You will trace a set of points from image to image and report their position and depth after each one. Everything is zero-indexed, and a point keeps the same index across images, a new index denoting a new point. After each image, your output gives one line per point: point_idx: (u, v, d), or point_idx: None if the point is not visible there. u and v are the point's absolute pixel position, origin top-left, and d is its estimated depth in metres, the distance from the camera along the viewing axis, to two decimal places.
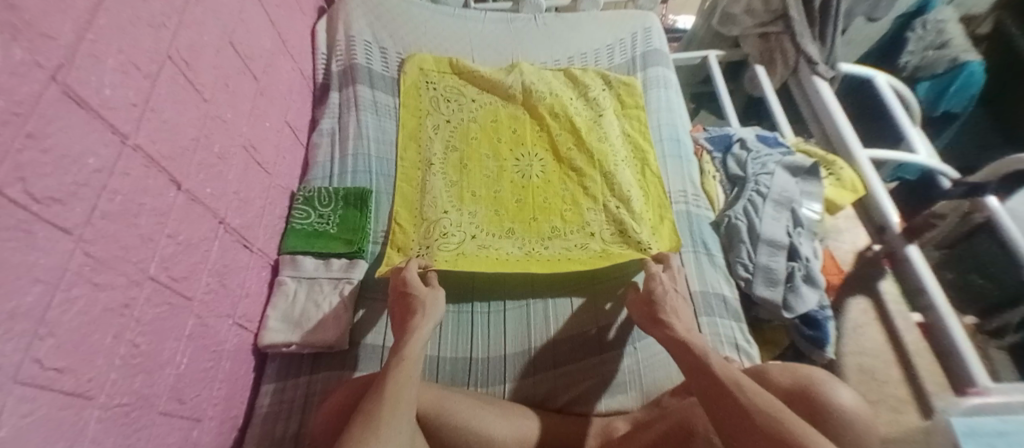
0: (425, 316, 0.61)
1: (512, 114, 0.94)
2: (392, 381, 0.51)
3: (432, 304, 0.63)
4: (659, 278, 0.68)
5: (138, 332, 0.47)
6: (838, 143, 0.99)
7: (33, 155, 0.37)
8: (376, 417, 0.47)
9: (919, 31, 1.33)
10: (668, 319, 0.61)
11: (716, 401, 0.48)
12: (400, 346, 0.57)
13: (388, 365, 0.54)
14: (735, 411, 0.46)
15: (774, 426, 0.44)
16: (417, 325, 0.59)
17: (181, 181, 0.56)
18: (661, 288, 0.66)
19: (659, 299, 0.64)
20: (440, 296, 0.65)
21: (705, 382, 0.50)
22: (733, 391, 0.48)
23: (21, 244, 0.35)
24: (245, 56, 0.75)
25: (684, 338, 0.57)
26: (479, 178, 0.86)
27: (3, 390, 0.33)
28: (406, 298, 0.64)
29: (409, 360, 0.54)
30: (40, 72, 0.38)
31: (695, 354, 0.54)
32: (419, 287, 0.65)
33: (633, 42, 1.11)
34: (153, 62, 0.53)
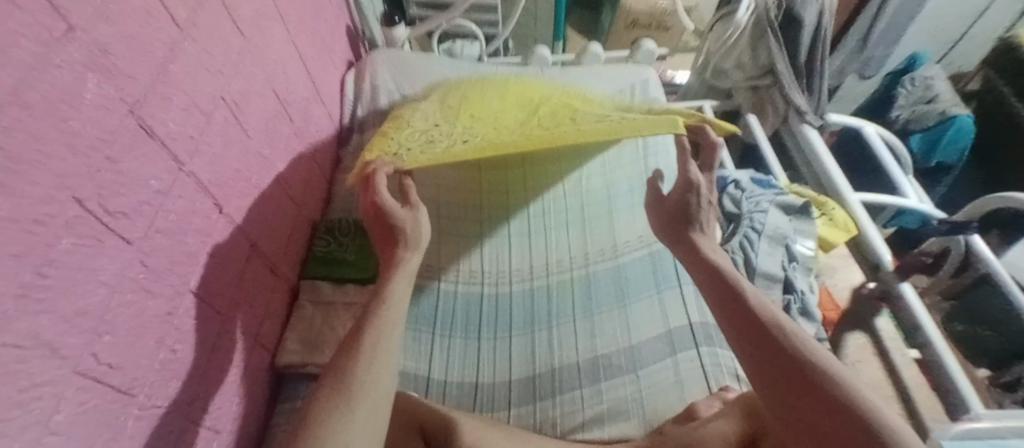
0: (409, 249, 0.65)
1: (521, 88, 1.06)
2: (379, 319, 0.53)
3: (417, 238, 0.65)
4: (699, 192, 0.66)
5: (176, 340, 0.52)
6: (829, 185, 1.04)
7: (110, 175, 0.43)
8: (359, 351, 0.49)
9: (908, 86, 1.43)
10: (695, 237, 0.64)
11: (743, 326, 0.49)
12: (388, 281, 0.59)
13: (370, 304, 0.56)
14: (758, 337, 0.47)
15: (797, 351, 0.44)
16: (401, 257, 0.63)
17: (223, 206, 0.62)
18: (696, 201, 0.66)
19: (691, 217, 0.65)
20: (420, 219, 0.68)
21: (726, 301, 0.53)
22: (763, 320, 0.48)
23: (93, 250, 0.41)
24: (284, 99, 0.84)
25: (710, 259, 0.59)
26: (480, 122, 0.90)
27: (64, 378, 0.37)
28: (389, 227, 0.67)
29: (393, 299, 0.56)
30: (122, 107, 0.45)
31: (717, 276, 0.56)
32: (397, 210, 0.67)
33: (632, 92, 1.20)
34: (209, 102, 0.61)
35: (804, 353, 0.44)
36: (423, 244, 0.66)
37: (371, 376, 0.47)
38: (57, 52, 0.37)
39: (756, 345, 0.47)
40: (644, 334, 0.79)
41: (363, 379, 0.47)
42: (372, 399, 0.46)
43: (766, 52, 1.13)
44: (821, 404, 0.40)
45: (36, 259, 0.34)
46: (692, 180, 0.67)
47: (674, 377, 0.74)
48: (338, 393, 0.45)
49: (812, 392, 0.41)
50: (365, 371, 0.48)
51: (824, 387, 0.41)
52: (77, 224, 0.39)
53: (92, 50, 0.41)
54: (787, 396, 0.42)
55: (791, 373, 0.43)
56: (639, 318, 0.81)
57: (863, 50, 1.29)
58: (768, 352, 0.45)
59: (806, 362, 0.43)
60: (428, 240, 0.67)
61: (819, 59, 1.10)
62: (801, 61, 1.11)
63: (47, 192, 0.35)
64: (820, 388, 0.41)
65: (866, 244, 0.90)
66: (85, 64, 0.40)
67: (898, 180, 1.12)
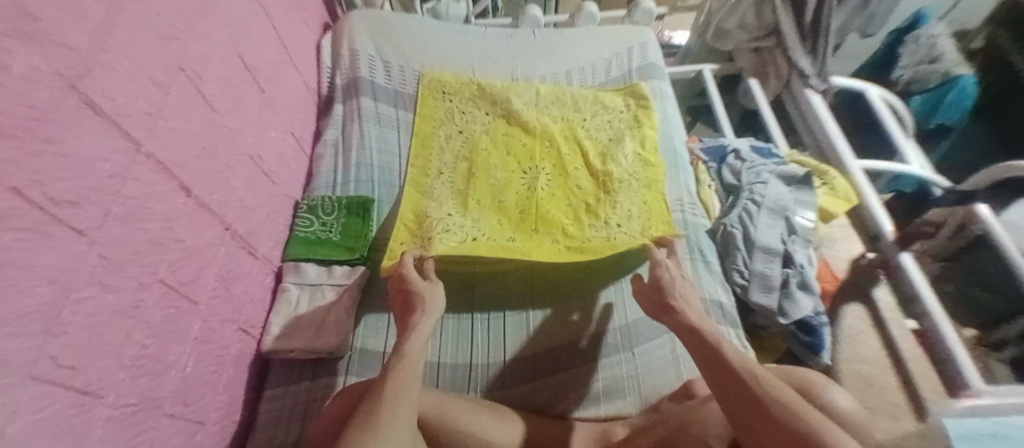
0: (425, 312, 0.61)
1: (524, 125, 0.95)
2: (398, 383, 0.51)
3: (433, 301, 0.62)
4: (664, 265, 0.67)
5: (145, 334, 0.49)
6: (831, 153, 1.01)
7: (51, 159, 0.38)
8: (388, 422, 0.48)
9: (912, 45, 1.36)
10: (676, 303, 0.61)
11: (730, 395, 0.49)
12: (402, 343, 0.56)
13: (388, 363, 0.54)
14: (753, 404, 0.47)
15: (790, 420, 0.45)
16: (417, 322, 0.59)
17: (190, 188, 0.58)
18: (667, 274, 0.65)
19: (665, 285, 0.63)
20: (438, 290, 0.65)
21: (718, 371, 0.51)
22: (749, 384, 0.49)
23: (38, 243, 0.37)
24: (252, 68, 0.77)
25: (692, 322, 0.57)
26: (486, 185, 0.86)
27: (19, 384, 0.34)
28: (407, 294, 0.64)
29: (411, 357, 0.54)
30: (59, 81, 0.40)
31: (704, 342, 0.54)
32: (418, 283, 0.65)
33: (629, 56, 1.13)
34: (165, 73, 0.55)
35: (796, 423, 0.45)
36: (438, 308, 0.62)
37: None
38: None
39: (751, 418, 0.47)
40: (642, 310, 0.77)
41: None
42: None
43: (770, 11, 1.08)
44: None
45: None
46: (654, 259, 0.68)
47: (671, 354, 0.73)
48: None
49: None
50: (387, 440, 0.46)
51: None
52: (16, 217, 0.35)
53: (16, 14, 0.36)
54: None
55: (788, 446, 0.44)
56: None
57: (865, 7, 1.22)
58: (762, 424, 0.46)
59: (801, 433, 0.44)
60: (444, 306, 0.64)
61: (827, 15, 1.02)
62: (806, 19, 1.04)
63: None
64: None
65: (867, 213, 0.89)
66: (9, 33, 0.35)
67: (899, 144, 1.09)
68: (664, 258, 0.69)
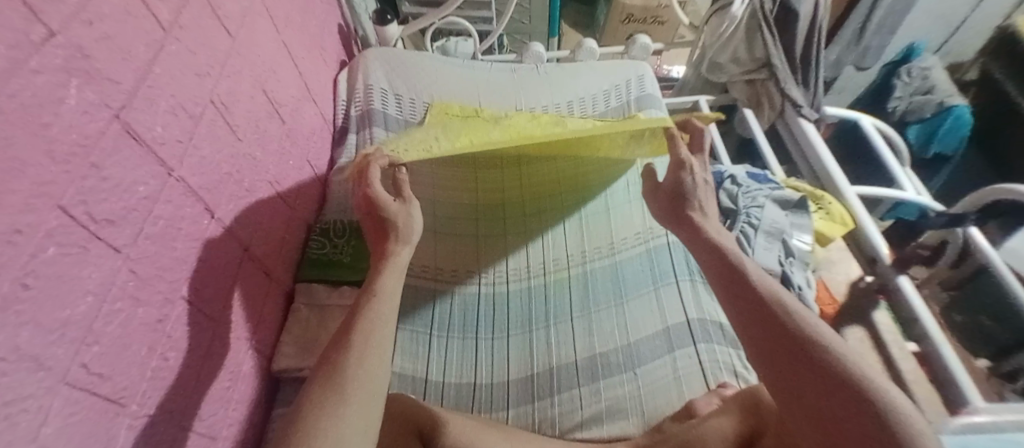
0: (400, 242, 0.64)
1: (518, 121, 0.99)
2: (370, 321, 0.52)
3: (408, 231, 0.65)
4: (689, 169, 0.65)
5: (168, 347, 0.51)
6: (826, 179, 1.04)
7: (95, 182, 0.42)
8: (349, 345, 0.49)
9: (906, 77, 1.42)
10: (693, 215, 0.63)
11: (751, 316, 0.49)
12: (377, 277, 0.59)
13: (360, 299, 0.56)
14: (771, 324, 0.47)
15: (794, 327, 0.45)
16: (393, 251, 0.63)
17: (214, 210, 0.62)
18: (690, 180, 0.65)
19: (687, 194, 0.64)
20: (412, 213, 0.66)
21: (734, 286, 0.52)
22: (772, 308, 0.48)
23: (79, 258, 0.40)
24: (274, 100, 0.83)
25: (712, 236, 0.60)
26: (482, 122, 0.91)
27: (53, 389, 0.37)
28: (381, 220, 0.65)
29: (382, 292, 0.56)
30: (105, 112, 0.44)
31: (724, 259, 0.56)
32: (388, 204, 0.65)
33: (628, 88, 1.19)
34: (197, 105, 0.60)
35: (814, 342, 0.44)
36: (414, 237, 0.66)
37: (363, 370, 0.47)
38: (34, 57, 0.36)
39: (768, 335, 0.46)
40: (643, 331, 0.79)
41: (354, 376, 0.46)
42: (363, 390, 0.46)
43: (761, 45, 1.13)
44: (818, 390, 0.41)
45: (15, 271, 0.33)
46: (680, 159, 0.66)
47: (672, 375, 0.74)
48: (331, 399, 0.44)
49: (828, 382, 0.41)
50: (354, 366, 0.47)
51: (837, 382, 0.40)
52: (59, 233, 0.38)
53: (71, 53, 0.40)
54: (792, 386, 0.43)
55: (795, 364, 0.43)
56: (637, 316, 0.80)
57: (858, 41, 1.28)
58: (777, 340, 0.45)
59: (817, 351, 0.43)
60: (419, 232, 0.66)
61: (816, 50, 1.10)
62: (797, 53, 1.10)
63: (28, 201, 0.35)
64: (830, 378, 0.41)
65: (865, 237, 0.90)
66: (65, 69, 0.40)
67: (895, 172, 1.10)
68: (689, 156, 0.67)
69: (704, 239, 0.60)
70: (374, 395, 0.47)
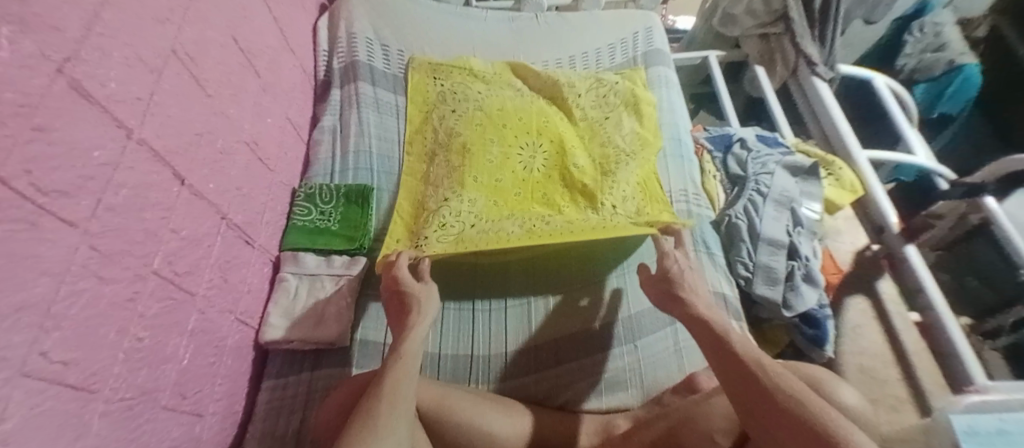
0: (420, 313, 0.60)
1: (518, 105, 0.91)
2: (393, 378, 0.50)
3: (429, 303, 0.61)
4: (672, 256, 0.66)
5: (141, 327, 0.48)
6: (838, 144, 0.99)
7: (41, 148, 0.37)
8: (376, 407, 0.47)
9: (917, 34, 1.34)
10: (685, 294, 0.60)
11: (734, 382, 0.47)
12: (398, 343, 0.56)
13: (382, 364, 0.53)
14: (754, 387, 0.45)
15: (794, 404, 0.42)
16: (411, 322, 0.59)
17: (185, 176, 0.56)
18: (676, 266, 0.65)
19: (674, 276, 0.63)
20: (433, 292, 0.64)
21: (728, 367, 0.48)
22: (753, 369, 0.47)
23: (30, 235, 0.35)
24: (248, 52, 0.75)
25: (700, 313, 0.56)
26: (483, 164, 0.83)
27: (12, 381, 0.33)
28: (398, 296, 0.63)
29: (407, 354, 0.53)
30: (48, 65, 0.38)
31: (712, 332, 0.53)
32: (412, 284, 0.64)
33: (635, 42, 1.11)
34: (158, 57, 0.53)
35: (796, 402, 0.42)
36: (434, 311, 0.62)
37: (392, 433, 0.46)
38: None
39: (754, 401, 0.44)
40: (644, 303, 0.77)
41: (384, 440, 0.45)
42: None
43: None
44: None
45: None
46: (664, 250, 0.67)
47: (673, 347, 0.73)
48: None
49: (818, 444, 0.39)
50: (383, 437, 0.45)
51: None
52: (4, 209, 0.33)
53: None
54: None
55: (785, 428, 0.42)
56: (640, 288, 0.78)
57: None
58: (762, 406, 0.44)
59: (802, 413, 0.42)
60: (439, 307, 0.63)
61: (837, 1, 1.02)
62: (816, 5, 1.04)
63: None
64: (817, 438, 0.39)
65: (872, 203, 0.88)
66: None
67: (904, 132, 1.07)
68: (672, 249, 0.68)
69: (693, 313, 0.56)
70: None
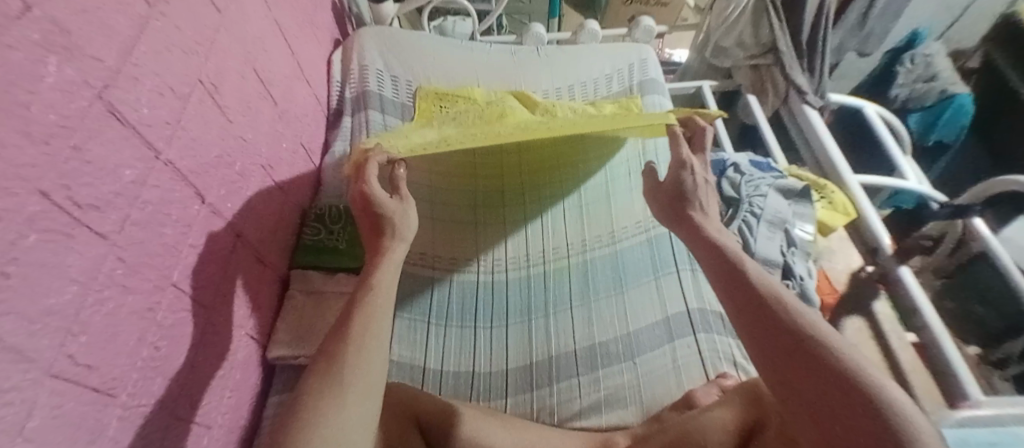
0: (395, 237, 0.62)
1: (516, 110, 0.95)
2: (370, 314, 0.50)
3: (405, 227, 0.62)
4: (690, 168, 0.63)
5: (158, 336, 0.50)
6: (829, 168, 1.02)
7: (78, 165, 0.40)
8: (346, 347, 0.47)
9: (909, 64, 1.39)
10: (696, 215, 0.60)
11: (740, 296, 0.47)
12: (373, 273, 0.56)
13: (356, 294, 0.53)
14: (768, 323, 0.43)
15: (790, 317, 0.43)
16: (388, 248, 0.60)
17: (205, 195, 0.60)
18: (691, 179, 0.62)
19: (688, 193, 0.62)
20: (410, 211, 0.64)
21: (734, 286, 0.49)
22: (770, 303, 0.45)
23: (63, 245, 0.38)
24: (266, 80, 0.80)
25: (709, 235, 0.56)
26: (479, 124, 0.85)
27: (38, 381, 0.35)
28: (376, 217, 0.63)
29: (380, 287, 0.54)
30: (88, 91, 0.42)
31: (720, 252, 0.53)
32: (386, 201, 0.63)
33: (631, 71, 1.16)
34: (185, 85, 0.58)
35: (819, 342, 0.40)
36: (410, 235, 0.63)
37: (360, 370, 0.46)
38: (10, 32, 0.33)
39: (752, 312, 0.45)
40: (642, 321, 0.78)
41: (353, 374, 0.45)
42: (364, 393, 0.45)
43: (768, 27, 1.10)
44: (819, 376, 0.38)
45: None
46: (681, 158, 0.64)
47: (672, 363, 0.74)
48: (328, 407, 0.42)
49: (836, 390, 0.37)
50: (353, 376, 0.45)
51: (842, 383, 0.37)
52: (41, 219, 0.36)
53: (48, 29, 0.38)
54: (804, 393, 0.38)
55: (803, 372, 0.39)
56: (637, 306, 0.79)
57: (862, 26, 1.24)
58: (760, 316, 0.44)
59: (794, 327, 0.42)
60: (416, 226, 0.64)
61: (823, 35, 1.06)
62: (804, 38, 1.08)
63: (7, 186, 0.33)
64: (838, 382, 0.37)
65: (866, 227, 0.89)
66: (43, 45, 0.37)
67: (897, 159, 1.09)
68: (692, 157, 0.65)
69: (702, 235, 0.56)
70: (362, 397, 0.45)
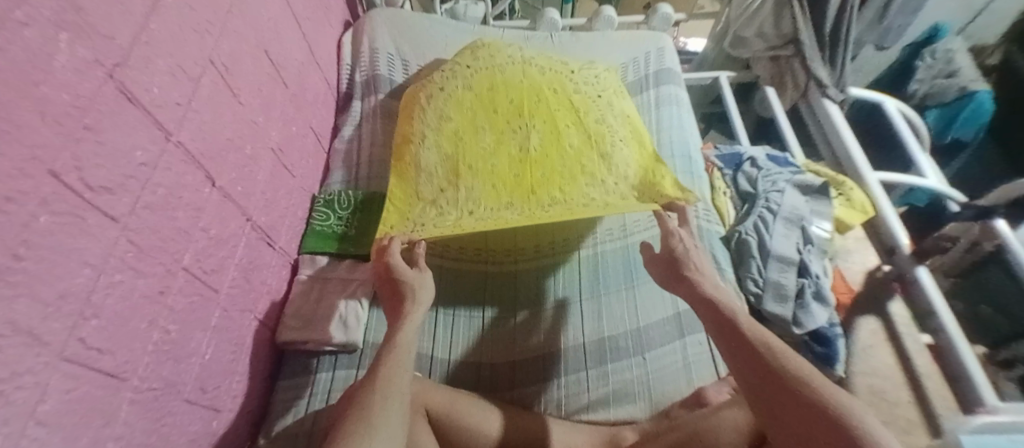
0: (415, 303, 0.62)
1: (507, 79, 0.90)
2: (386, 370, 0.52)
3: (423, 292, 0.63)
4: (677, 235, 0.66)
5: (170, 320, 0.50)
6: (847, 164, 1.00)
7: (90, 146, 0.39)
8: (370, 396, 0.49)
9: (929, 60, 1.35)
10: (691, 275, 0.60)
11: (740, 360, 0.46)
12: (394, 333, 0.57)
13: (379, 353, 0.54)
14: (778, 386, 0.42)
15: (797, 382, 0.41)
16: (407, 311, 0.60)
17: (216, 179, 0.59)
18: (681, 246, 0.64)
19: (680, 256, 0.63)
20: (428, 280, 0.66)
21: (736, 350, 0.47)
22: (760, 349, 0.46)
23: (76, 228, 0.38)
24: (277, 63, 0.79)
25: (709, 295, 0.56)
26: (475, 147, 0.83)
27: (49, 364, 0.35)
28: (397, 285, 0.64)
29: (401, 345, 0.55)
30: (99, 70, 0.41)
31: (720, 315, 0.52)
32: (406, 272, 0.65)
33: (646, 61, 1.13)
34: (197, 66, 0.56)
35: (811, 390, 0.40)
36: (429, 298, 0.64)
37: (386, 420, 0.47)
38: (22, 8, 0.32)
39: (759, 379, 0.44)
40: (654, 316, 0.77)
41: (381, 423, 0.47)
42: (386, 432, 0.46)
43: (790, 19, 1.07)
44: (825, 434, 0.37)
45: (6, 241, 0.31)
46: (668, 228, 0.67)
47: (683, 361, 0.73)
48: None
49: (811, 428, 0.38)
50: (379, 427, 0.46)
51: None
52: (53, 201, 0.35)
53: (61, 5, 0.36)
54: (781, 426, 0.40)
55: (784, 405, 0.41)
56: (649, 302, 0.78)
57: (882, 21, 1.20)
58: (767, 386, 0.43)
59: (805, 393, 0.40)
60: (434, 292, 0.65)
61: (847, 25, 1.03)
62: (827, 29, 1.05)
63: (19, 167, 0.32)
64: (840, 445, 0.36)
65: (884, 226, 0.88)
66: (55, 22, 0.36)
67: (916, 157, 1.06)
68: (677, 227, 0.68)
69: (699, 293, 0.56)
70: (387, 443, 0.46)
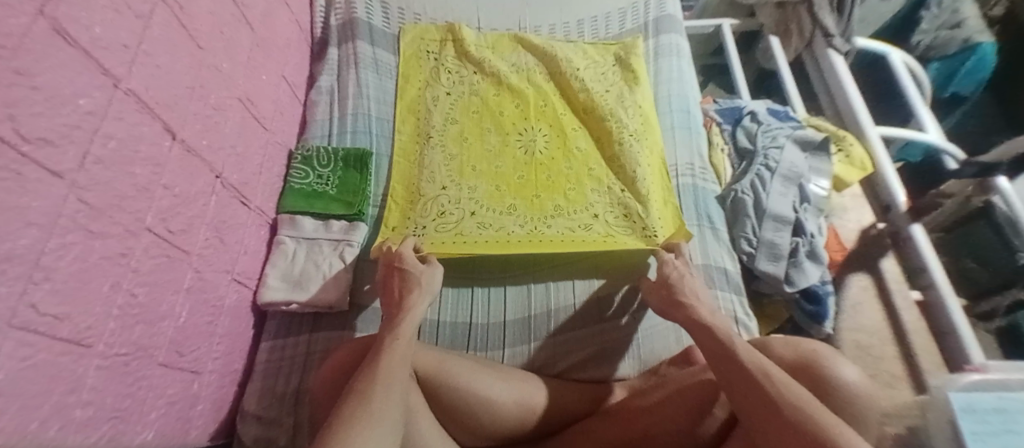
0: (421, 297, 0.58)
1: (514, 84, 0.90)
2: (390, 357, 0.48)
3: (427, 285, 0.60)
4: (672, 264, 0.66)
5: (135, 283, 0.47)
6: (849, 118, 0.97)
7: (24, 93, 0.35)
8: (373, 384, 0.44)
9: (935, 9, 1.26)
10: (686, 300, 0.59)
11: (742, 388, 0.46)
12: (396, 324, 0.53)
13: (380, 344, 0.50)
14: (778, 424, 0.42)
15: (797, 416, 0.41)
16: (412, 304, 0.57)
17: (177, 131, 0.54)
18: (675, 273, 0.64)
19: (674, 283, 0.62)
20: (436, 273, 0.62)
21: (736, 377, 0.47)
22: (759, 380, 0.45)
23: (17, 184, 0.34)
24: (241, 2, 0.72)
25: (703, 318, 0.55)
26: (480, 151, 0.83)
27: (1, 332, 0.32)
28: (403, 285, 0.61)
29: (404, 338, 0.51)
30: (27, 4, 0.35)
31: (717, 338, 0.51)
32: (414, 265, 0.63)
33: (646, 6, 1.05)
34: (145, 2, 0.50)
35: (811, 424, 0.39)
36: (436, 289, 0.61)
37: (388, 401, 0.43)
38: None
39: (760, 416, 0.43)
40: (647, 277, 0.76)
41: (382, 405, 0.43)
42: (388, 418, 0.42)
43: None
44: None
45: None
46: (662, 259, 0.67)
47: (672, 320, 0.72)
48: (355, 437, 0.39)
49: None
50: (382, 415, 0.42)
51: None
52: None
53: None
54: None
55: (784, 434, 0.41)
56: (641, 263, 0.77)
57: None
58: (769, 419, 0.42)
59: (806, 426, 0.40)
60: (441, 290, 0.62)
61: None
62: None
63: None
64: None
65: (880, 180, 0.88)
66: None
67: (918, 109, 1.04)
68: (671, 257, 0.68)
69: (694, 318, 0.55)
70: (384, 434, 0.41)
